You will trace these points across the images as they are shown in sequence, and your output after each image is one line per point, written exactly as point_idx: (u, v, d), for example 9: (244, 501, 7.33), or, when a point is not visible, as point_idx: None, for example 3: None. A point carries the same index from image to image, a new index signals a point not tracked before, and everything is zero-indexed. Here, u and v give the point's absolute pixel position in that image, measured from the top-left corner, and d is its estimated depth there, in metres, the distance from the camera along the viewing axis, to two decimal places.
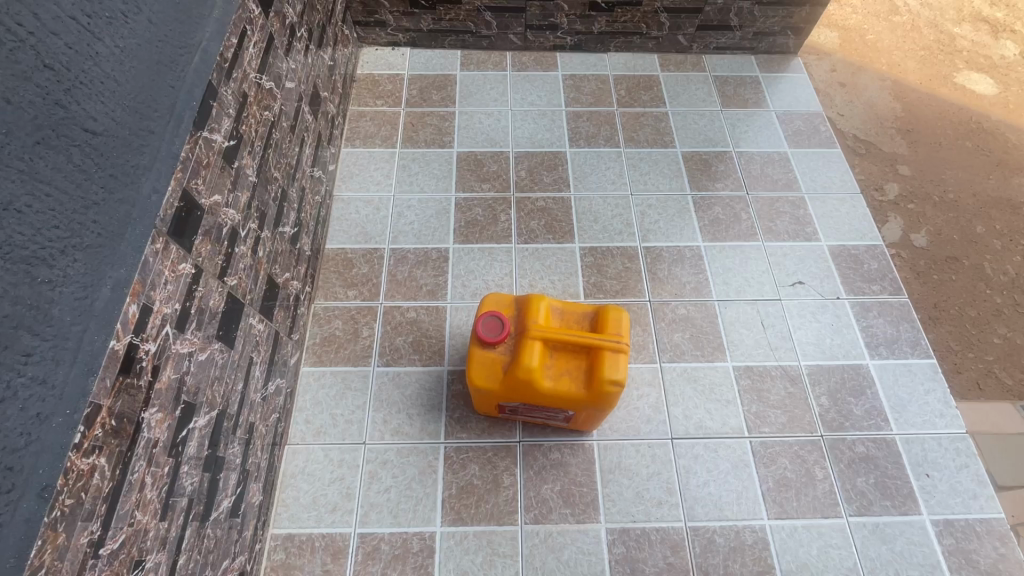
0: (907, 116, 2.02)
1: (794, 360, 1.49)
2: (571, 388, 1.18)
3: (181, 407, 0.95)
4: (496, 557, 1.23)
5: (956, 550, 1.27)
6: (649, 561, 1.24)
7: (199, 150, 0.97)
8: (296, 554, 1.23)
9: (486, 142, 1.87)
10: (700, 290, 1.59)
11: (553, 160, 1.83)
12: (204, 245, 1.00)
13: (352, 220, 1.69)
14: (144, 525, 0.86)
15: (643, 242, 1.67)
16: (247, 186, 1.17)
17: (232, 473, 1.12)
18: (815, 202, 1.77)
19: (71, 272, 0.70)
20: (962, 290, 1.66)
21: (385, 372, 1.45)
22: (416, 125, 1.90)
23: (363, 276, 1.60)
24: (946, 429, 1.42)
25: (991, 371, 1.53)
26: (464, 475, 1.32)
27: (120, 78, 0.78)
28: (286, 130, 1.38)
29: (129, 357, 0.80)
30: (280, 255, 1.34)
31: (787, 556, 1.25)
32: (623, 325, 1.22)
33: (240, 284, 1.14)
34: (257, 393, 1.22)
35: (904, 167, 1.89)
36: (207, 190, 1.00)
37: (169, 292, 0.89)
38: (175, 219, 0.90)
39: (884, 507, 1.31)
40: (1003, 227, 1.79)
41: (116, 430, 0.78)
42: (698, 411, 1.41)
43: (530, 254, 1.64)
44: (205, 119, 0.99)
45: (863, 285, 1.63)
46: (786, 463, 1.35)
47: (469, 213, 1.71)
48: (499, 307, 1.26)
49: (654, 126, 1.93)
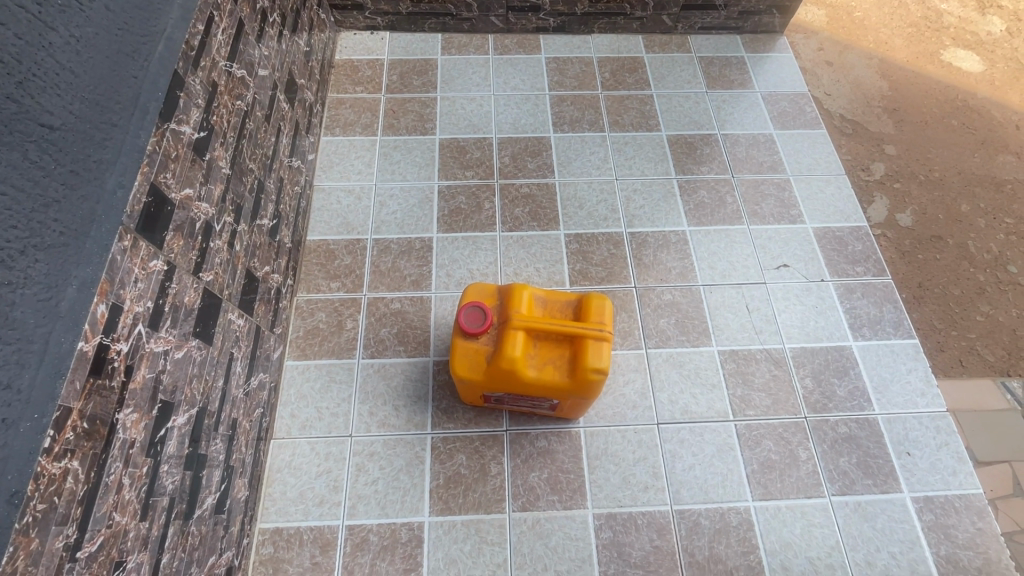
0: (893, 95, 2.01)
1: (779, 343, 1.50)
2: (555, 377, 1.18)
3: (158, 406, 0.93)
4: (485, 545, 1.24)
5: (935, 526, 1.29)
6: (636, 545, 1.25)
7: (167, 143, 0.94)
8: (284, 548, 1.24)
9: (469, 128, 1.84)
10: (685, 275, 1.59)
11: (536, 146, 1.81)
12: (176, 241, 0.97)
13: (333, 210, 1.67)
14: (124, 526, 0.84)
15: (629, 228, 1.66)
16: (220, 179, 1.14)
17: (215, 470, 1.11)
18: (800, 185, 1.77)
19: (33, 273, 0.67)
20: (946, 269, 1.67)
21: (370, 364, 1.44)
22: (396, 112, 1.86)
23: (347, 267, 1.58)
24: (927, 408, 1.43)
25: (973, 348, 1.55)
26: (451, 465, 1.32)
27: (77, 70, 0.75)
28: (261, 120, 1.34)
29: (99, 358, 0.78)
30: (258, 249, 1.32)
31: (771, 536, 1.27)
32: (606, 312, 1.21)
33: (217, 279, 1.12)
34: (239, 388, 1.21)
35: (891, 146, 1.89)
36: (177, 184, 0.97)
37: (141, 290, 0.87)
38: (143, 215, 0.88)
39: (866, 486, 1.33)
40: (987, 205, 1.80)
41: (89, 433, 0.77)
42: (684, 395, 1.42)
43: (515, 242, 1.62)
44: (172, 110, 0.95)
45: (847, 266, 1.63)
46: (770, 444, 1.37)
47: (453, 201, 1.69)
48: (482, 297, 1.25)
49: (639, 109, 1.90)
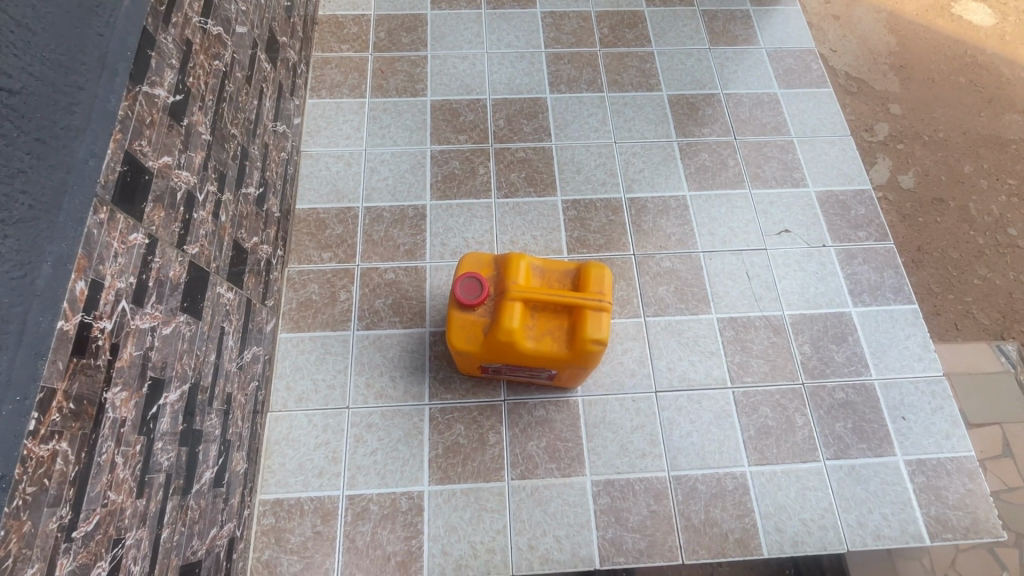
0: (902, 50, 1.94)
1: (778, 310, 1.49)
2: (553, 348, 1.16)
3: (148, 383, 0.91)
4: (484, 512, 1.26)
5: (927, 487, 1.32)
6: (633, 510, 1.27)
7: (140, 108, 0.88)
8: (285, 518, 1.25)
9: (462, 89, 1.76)
10: (685, 242, 1.56)
11: (532, 107, 1.74)
12: (156, 212, 0.93)
13: (321, 177, 1.61)
14: (120, 504, 0.83)
15: (628, 193, 1.61)
16: (201, 145, 1.08)
17: (212, 445, 1.10)
18: (804, 146, 1.71)
19: (4, 250, 0.63)
20: (946, 232, 1.68)
21: (365, 336, 1.42)
22: (385, 72, 1.77)
23: (338, 237, 1.53)
24: (923, 372, 1.43)
25: (969, 312, 1.61)
26: (450, 435, 1.32)
27: (35, 27, 0.69)
28: (241, 82, 1.27)
29: (82, 337, 0.75)
30: (245, 219, 1.27)
31: (766, 499, 1.29)
32: (606, 282, 1.18)
33: (203, 251, 1.08)
34: (232, 363, 1.19)
35: (895, 106, 1.85)
36: (154, 152, 0.92)
37: (122, 265, 0.84)
38: (119, 184, 0.83)
39: (860, 450, 1.35)
40: (990, 166, 1.77)
41: (77, 413, 0.74)
42: (682, 363, 1.41)
43: (510, 209, 1.58)
44: (144, 71, 0.89)
45: (849, 231, 1.60)
46: (768, 411, 1.37)
47: (446, 166, 1.63)
48: (477, 267, 1.22)
49: (639, 67, 1.82)
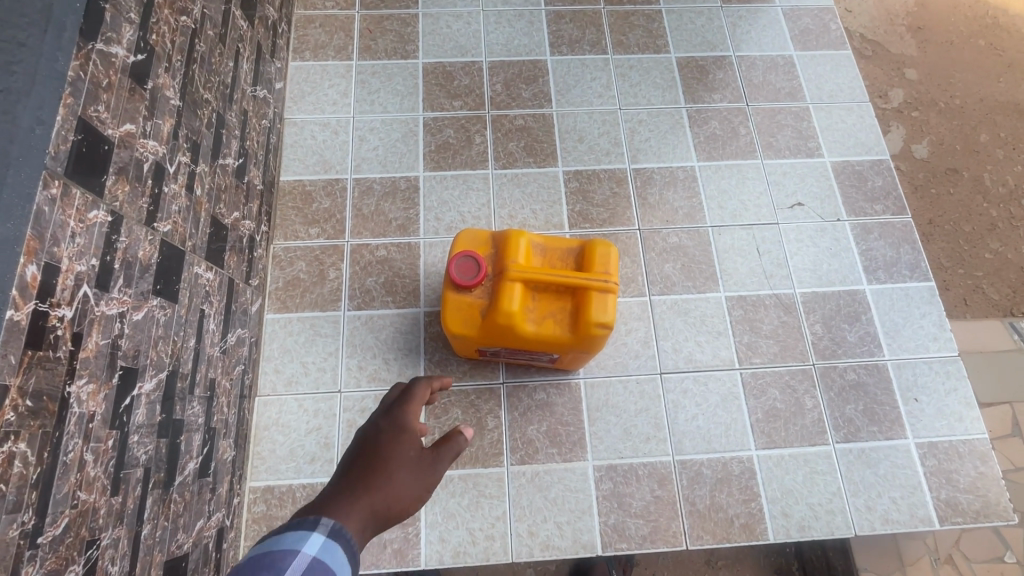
0: (920, 10, 1.82)
1: (789, 288, 1.42)
2: (555, 331, 1.10)
3: (119, 374, 0.84)
4: (483, 499, 1.22)
5: (938, 470, 1.28)
6: (636, 495, 1.24)
7: (94, 68, 0.78)
8: (277, 505, 1.21)
9: (456, 51, 1.64)
10: (693, 216, 1.48)
11: (532, 70, 1.62)
12: (120, 187, 0.84)
13: (306, 147, 1.51)
14: (92, 504, 0.78)
15: (633, 164, 1.52)
16: (169, 112, 0.98)
17: (195, 435, 1.04)
18: (820, 113, 1.61)
19: None
20: (958, 204, 1.61)
21: (357, 317, 1.35)
22: (373, 32, 1.65)
23: (326, 211, 1.44)
24: (938, 352, 1.38)
25: (979, 287, 1.55)
26: (447, 419, 1.27)
27: None
28: (213, 41, 1.15)
29: (37, 328, 0.68)
30: (223, 193, 1.18)
31: (772, 484, 1.25)
32: (611, 260, 1.11)
33: (177, 229, 1.00)
34: (215, 347, 1.12)
35: (911, 71, 1.75)
36: (114, 119, 0.83)
37: (81, 246, 0.76)
38: (73, 156, 0.74)
39: (871, 433, 1.31)
40: (1008, 134, 1.68)
41: (35, 411, 0.68)
42: (688, 344, 1.36)
43: (509, 181, 1.49)
44: (96, 26, 0.79)
45: (865, 205, 1.52)
46: (776, 393, 1.32)
47: (440, 134, 1.53)
48: (474, 245, 1.14)
49: (645, 26, 1.70)
